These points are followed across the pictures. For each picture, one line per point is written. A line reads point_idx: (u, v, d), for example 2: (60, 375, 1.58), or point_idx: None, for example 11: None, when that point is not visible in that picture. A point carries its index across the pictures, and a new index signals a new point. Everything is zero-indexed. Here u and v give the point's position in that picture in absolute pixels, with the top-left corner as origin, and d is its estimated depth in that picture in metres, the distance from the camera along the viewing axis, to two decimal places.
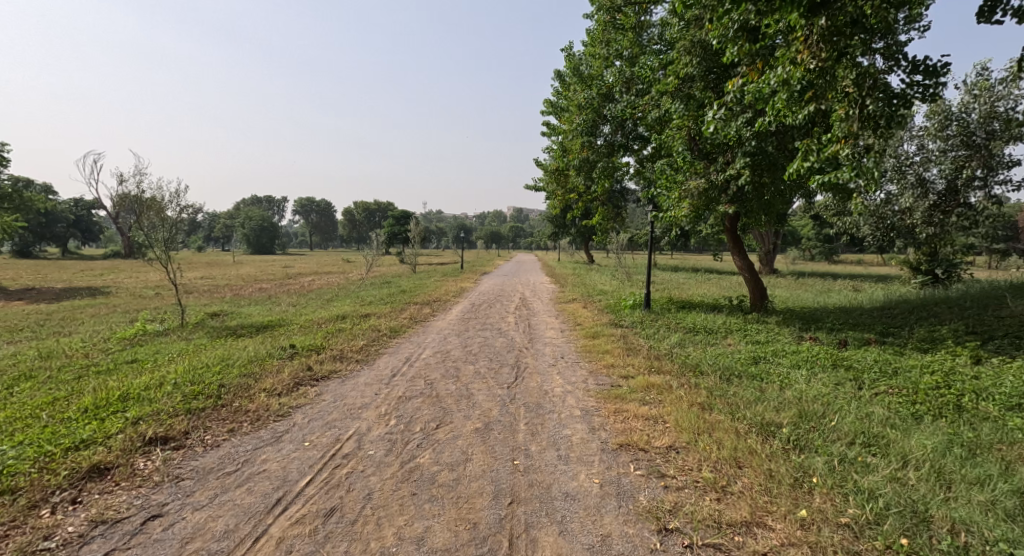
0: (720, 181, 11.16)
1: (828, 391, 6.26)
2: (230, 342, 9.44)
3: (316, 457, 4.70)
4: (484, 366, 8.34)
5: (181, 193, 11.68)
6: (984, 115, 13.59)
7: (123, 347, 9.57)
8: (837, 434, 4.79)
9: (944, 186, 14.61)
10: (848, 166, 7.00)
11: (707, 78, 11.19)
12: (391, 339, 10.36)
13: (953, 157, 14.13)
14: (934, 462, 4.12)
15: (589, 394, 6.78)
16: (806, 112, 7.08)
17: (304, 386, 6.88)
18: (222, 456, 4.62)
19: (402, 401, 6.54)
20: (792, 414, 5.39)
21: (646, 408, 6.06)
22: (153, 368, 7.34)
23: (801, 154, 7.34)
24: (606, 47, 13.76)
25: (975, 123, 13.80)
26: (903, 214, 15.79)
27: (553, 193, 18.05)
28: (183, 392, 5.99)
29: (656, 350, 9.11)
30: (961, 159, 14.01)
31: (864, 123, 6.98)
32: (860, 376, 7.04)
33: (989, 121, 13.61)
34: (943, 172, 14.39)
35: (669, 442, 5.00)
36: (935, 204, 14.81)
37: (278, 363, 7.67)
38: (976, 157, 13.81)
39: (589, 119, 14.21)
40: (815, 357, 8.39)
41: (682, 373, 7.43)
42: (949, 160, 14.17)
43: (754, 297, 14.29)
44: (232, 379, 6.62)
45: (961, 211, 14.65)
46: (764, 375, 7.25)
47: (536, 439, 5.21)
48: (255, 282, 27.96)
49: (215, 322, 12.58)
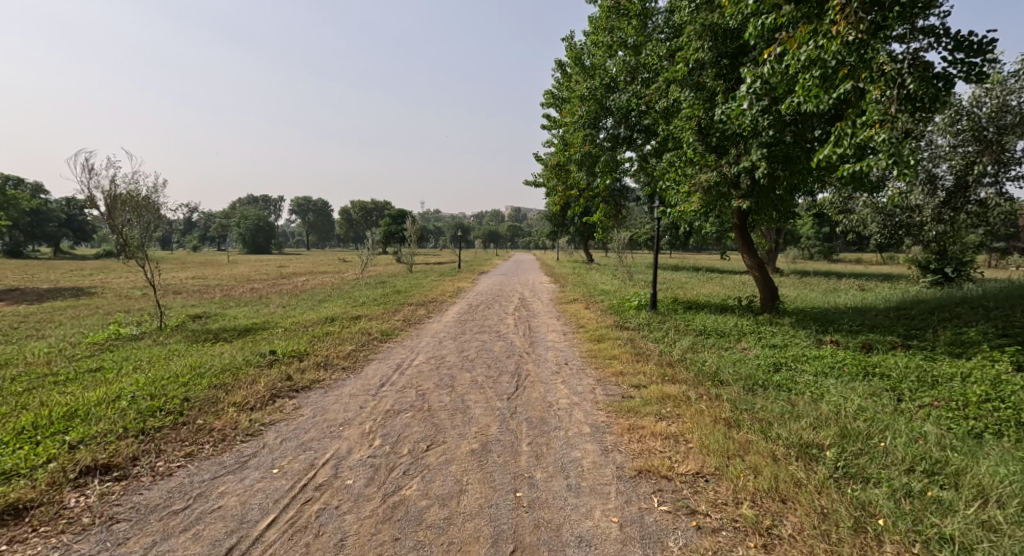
0: (733, 175, 10.48)
1: (868, 405, 5.57)
2: (206, 348, 8.70)
3: (284, 489, 4.01)
4: (481, 374, 7.66)
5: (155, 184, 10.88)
6: (995, 110, 12.99)
7: (91, 353, 8.86)
8: (891, 459, 4.13)
9: (952, 182, 13.93)
10: (885, 153, 6.28)
11: (720, 66, 10.53)
12: (382, 344, 9.63)
13: (963, 153, 13.48)
14: (1021, 498, 3.49)
15: (599, 407, 6.10)
16: (839, 93, 6.37)
17: (282, 399, 6.17)
18: (172, 488, 3.93)
19: (390, 416, 5.82)
20: (832, 433, 4.71)
21: (664, 425, 5.39)
22: (115, 378, 6.61)
23: (831, 140, 6.62)
24: (609, 35, 13.12)
25: (986, 117, 13.17)
26: (913, 211, 15.17)
27: (553, 189, 17.39)
28: (140, 407, 5.27)
29: (668, 356, 8.43)
30: (971, 155, 13.34)
31: (901, 105, 6.30)
32: (898, 386, 6.36)
33: (1000, 115, 12.98)
34: (953, 168, 13.72)
35: (696, 468, 4.33)
36: (944, 201, 14.23)
37: (254, 371, 6.96)
38: (987, 152, 13.13)
39: (591, 111, 13.56)
40: (841, 364, 7.70)
41: (700, 383, 6.74)
42: (959, 155, 13.51)
43: (765, 297, 13.63)
44: (199, 392, 5.89)
45: (972, 209, 13.98)
46: (790, 384, 6.56)
47: (541, 464, 4.52)
48: (246, 282, 27.25)
49: (197, 324, 11.87)
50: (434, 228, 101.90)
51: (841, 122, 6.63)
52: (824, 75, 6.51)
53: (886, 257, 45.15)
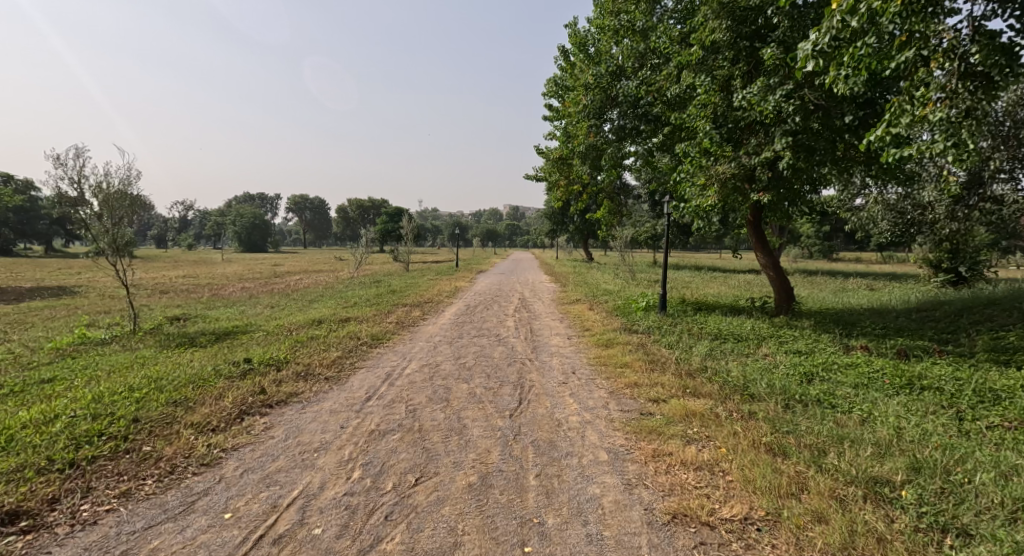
0: (753, 166, 9.64)
1: (927, 425, 4.79)
2: (176, 355, 7.86)
3: (236, 545, 3.29)
4: (481, 385, 6.86)
5: (124, 172, 9.85)
6: (1013, 103, 12.26)
7: (50, 360, 8.01)
8: (987, 503, 3.43)
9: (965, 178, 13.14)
10: (943, 135, 5.46)
11: (739, 48, 9.69)
12: (372, 350, 8.80)
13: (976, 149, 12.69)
14: None
15: (615, 427, 5.32)
16: (895, 64, 5.50)
17: (251, 417, 5.36)
18: (91, 543, 3.24)
19: (374, 438, 5.02)
20: (902, 464, 3.96)
21: (696, 451, 4.64)
22: (61, 392, 5.77)
23: (883, 118, 5.77)
24: (616, 18, 12.27)
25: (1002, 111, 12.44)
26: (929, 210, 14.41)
27: (555, 184, 16.57)
28: (77, 430, 4.46)
29: (686, 364, 7.64)
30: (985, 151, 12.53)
31: (963, 80, 5.50)
32: (954, 402, 5.57)
33: (1017, 108, 12.26)
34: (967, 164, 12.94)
35: (743, 513, 3.62)
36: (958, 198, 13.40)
37: (223, 384, 6.13)
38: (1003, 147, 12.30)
39: (597, 100, 12.71)
40: (880, 375, 6.90)
41: (728, 398, 5.96)
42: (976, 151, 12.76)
43: (780, 297, 12.88)
44: (152, 411, 5.07)
45: (988, 205, 13.21)
46: (829, 399, 5.76)
47: (553, 506, 3.78)
48: (235, 282, 26.23)
49: (174, 328, 10.99)
50: (431, 226, 100.79)
51: (893, 99, 5.76)
52: (878, 43, 5.65)
53: (886, 256, 44.51)
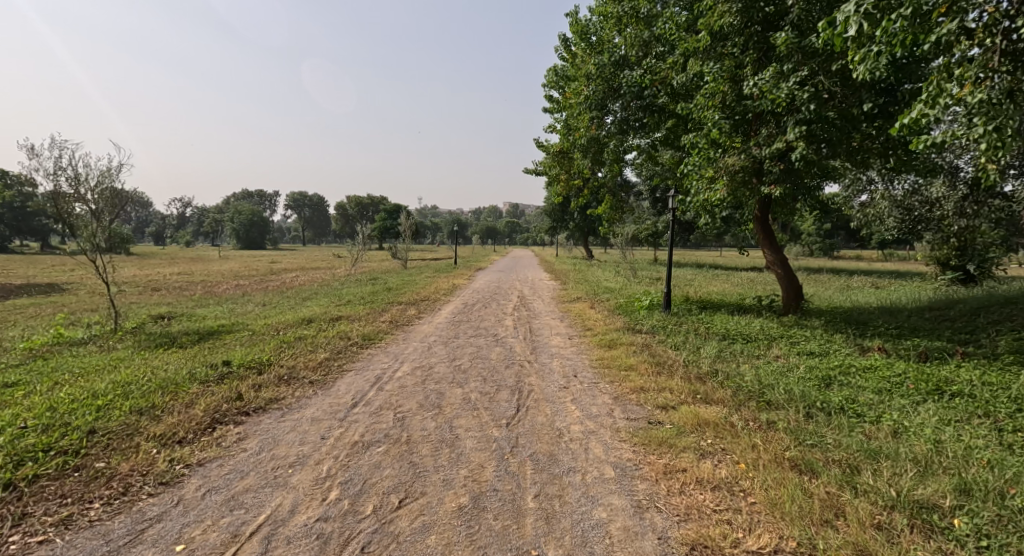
0: (764, 158, 9.16)
1: (966, 438, 4.34)
2: (153, 357, 7.38)
3: None
4: (476, 389, 6.41)
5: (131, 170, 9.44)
6: None
7: (19, 361, 7.51)
8: None
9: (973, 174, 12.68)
10: (982, 116, 4.91)
11: (750, 34, 9.17)
12: (362, 351, 8.32)
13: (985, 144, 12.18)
14: None
15: (622, 437, 4.87)
16: (935, 37, 5.02)
17: (222, 427, 4.90)
18: None
19: (357, 451, 4.56)
20: (948, 486, 3.53)
21: (712, 467, 4.19)
22: (19, 399, 5.30)
23: (918, 99, 5.29)
24: (619, 5, 11.75)
25: None
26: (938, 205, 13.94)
27: (555, 178, 16.11)
28: (21, 445, 4.00)
29: (694, 367, 7.19)
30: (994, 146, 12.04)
31: (1005, 59, 5.03)
32: (989, 409, 5.11)
33: None
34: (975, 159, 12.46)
35: (772, 545, 3.24)
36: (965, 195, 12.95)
37: (197, 389, 5.66)
38: None
39: (598, 90, 12.23)
40: (903, 379, 6.44)
41: (742, 405, 5.51)
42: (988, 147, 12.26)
43: (788, 296, 12.41)
44: (112, 420, 4.59)
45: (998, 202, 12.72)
46: (853, 406, 5.30)
47: (553, 536, 3.36)
48: (230, 279, 25.69)
49: (156, 327, 10.47)
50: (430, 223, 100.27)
51: (930, 77, 5.29)
52: (914, 16, 5.17)
53: (887, 253, 44.05)
